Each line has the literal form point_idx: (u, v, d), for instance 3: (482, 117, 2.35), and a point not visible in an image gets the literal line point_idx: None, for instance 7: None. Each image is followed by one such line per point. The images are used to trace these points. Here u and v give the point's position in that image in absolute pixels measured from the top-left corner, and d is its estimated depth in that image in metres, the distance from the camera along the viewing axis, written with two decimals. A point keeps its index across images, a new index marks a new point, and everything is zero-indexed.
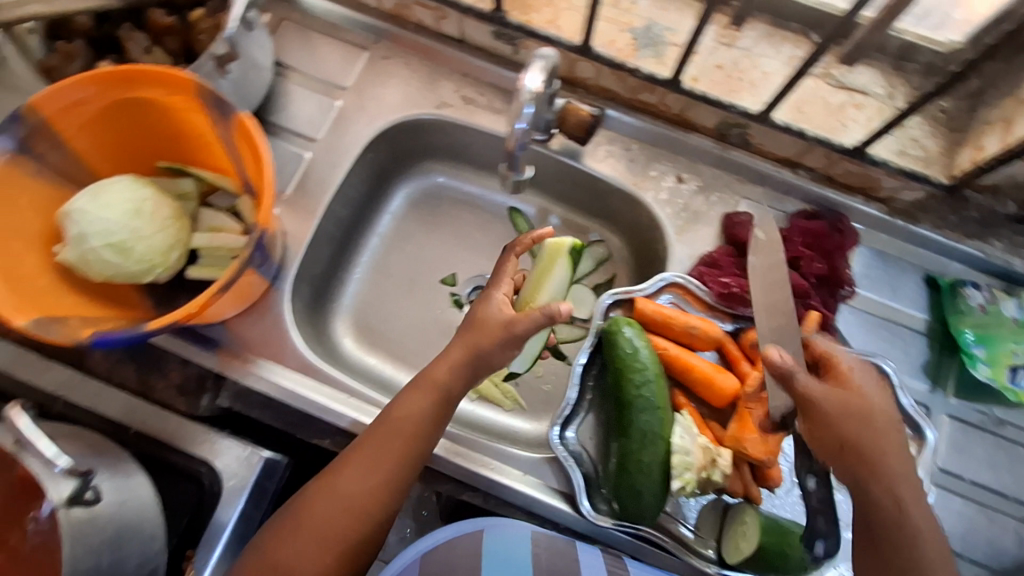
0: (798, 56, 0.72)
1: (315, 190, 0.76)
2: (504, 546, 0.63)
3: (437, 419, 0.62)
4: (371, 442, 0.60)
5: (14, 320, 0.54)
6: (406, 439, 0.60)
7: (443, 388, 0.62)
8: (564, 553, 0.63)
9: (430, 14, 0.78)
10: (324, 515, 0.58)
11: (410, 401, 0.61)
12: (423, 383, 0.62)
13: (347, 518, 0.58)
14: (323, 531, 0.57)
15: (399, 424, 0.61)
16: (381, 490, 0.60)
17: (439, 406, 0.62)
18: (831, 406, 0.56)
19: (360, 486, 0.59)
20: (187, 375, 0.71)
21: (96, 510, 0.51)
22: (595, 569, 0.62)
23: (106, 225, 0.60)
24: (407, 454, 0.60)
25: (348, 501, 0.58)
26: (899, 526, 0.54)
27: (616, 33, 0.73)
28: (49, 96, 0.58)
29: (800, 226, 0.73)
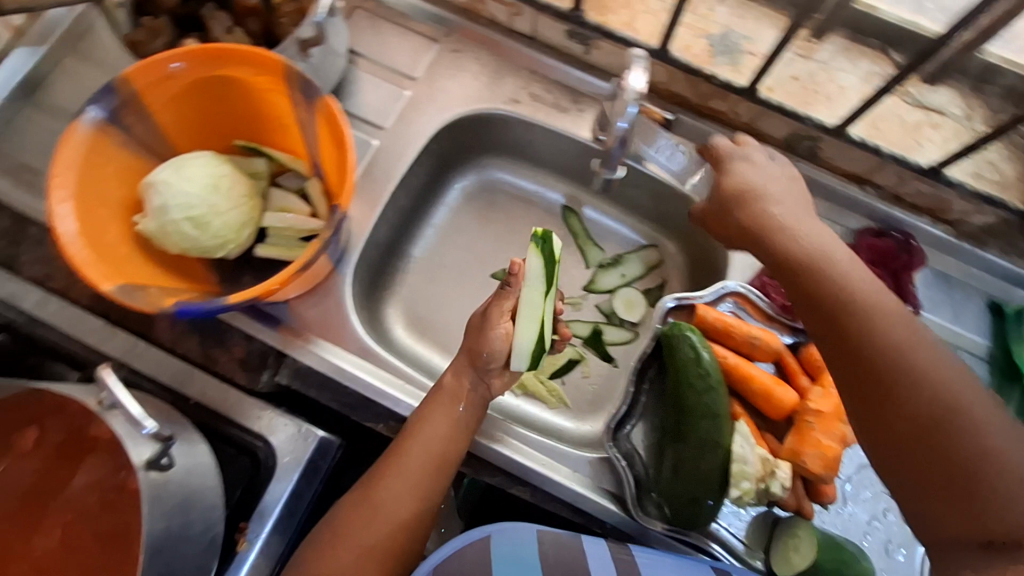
0: (876, 73, 0.71)
1: (380, 177, 0.77)
2: (512, 548, 0.56)
3: (458, 428, 0.65)
4: (398, 455, 0.62)
5: (101, 285, 0.55)
6: (434, 449, 0.63)
7: (450, 392, 0.65)
8: (568, 546, 0.57)
9: (505, 10, 0.79)
10: (364, 527, 0.59)
11: (432, 411, 0.64)
12: (437, 395, 0.66)
13: (386, 528, 0.59)
14: (362, 541, 0.58)
15: (423, 434, 0.63)
16: (415, 498, 0.61)
17: (457, 416, 0.65)
18: (732, 226, 0.61)
19: (395, 495, 0.61)
20: (250, 350, 0.72)
21: (168, 476, 0.53)
22: (603, 563, 0.57)
23: (187, 199, 0.62)
24: (435, 462, 0.62)
25: (386, 515, 0.60)
26: (833, 315, 0.52)
27: (692, 39, 0.73)
28: (143, 69, 0.59)
29: (867, 243, 0.73)
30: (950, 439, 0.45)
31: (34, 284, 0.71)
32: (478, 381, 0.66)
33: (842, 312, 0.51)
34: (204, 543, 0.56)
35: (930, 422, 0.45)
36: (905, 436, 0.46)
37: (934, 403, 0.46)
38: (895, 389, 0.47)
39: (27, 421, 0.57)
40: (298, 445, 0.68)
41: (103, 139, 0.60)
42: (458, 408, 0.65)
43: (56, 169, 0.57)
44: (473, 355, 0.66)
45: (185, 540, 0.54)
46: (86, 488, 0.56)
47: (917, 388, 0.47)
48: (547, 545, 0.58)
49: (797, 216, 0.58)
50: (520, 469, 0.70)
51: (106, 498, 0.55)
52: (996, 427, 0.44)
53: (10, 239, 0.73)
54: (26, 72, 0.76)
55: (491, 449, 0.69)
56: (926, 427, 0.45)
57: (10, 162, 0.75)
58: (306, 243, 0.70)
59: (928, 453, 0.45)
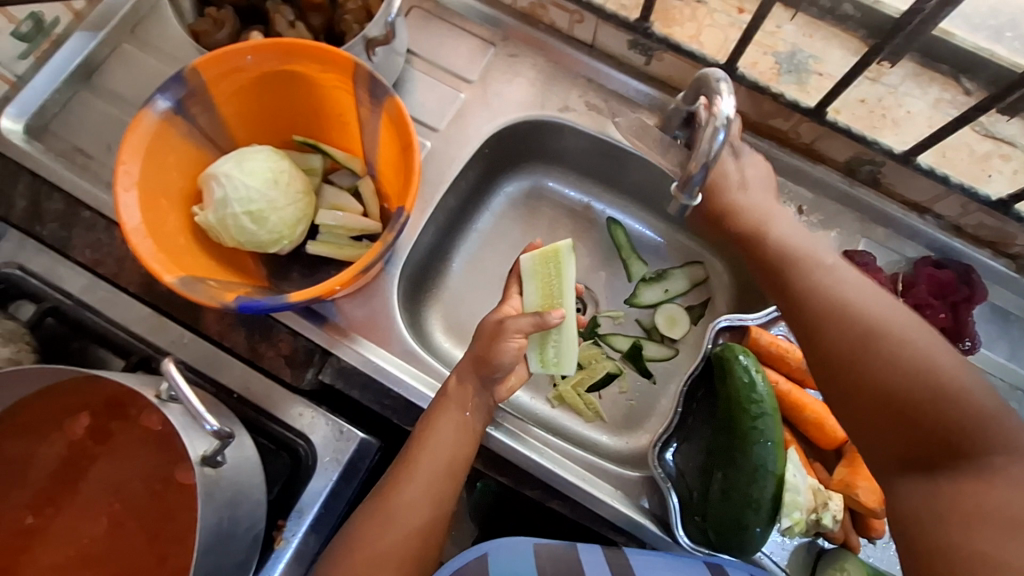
0: (945, 99, 0.68)
1: (432, 180, 0.77)
2: (510, 563, 0.57)
3: (464, 434, 0.63)
4: (407, 462, 0.62)
5: (163, 276, 0.56)
6: (443, 457, 0.61)
7: (456, 400, 0.64)
8: (564, 556, 0.58)
9: (566, 17, 0.78)
10: (382, 534, 0.59)
11: (438, 416, 0.63)
12: (443, 401, 0.64)
13: (403, 536, 0.59)
14: (381, 548, 0.58)
15: (431, 441, 0.62)
16: (427, 507, 0.60)
17: (464, 425, 0.63)
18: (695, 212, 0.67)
19: (408, 503, 0.60)
20: (296, 347, 0.71)
21: (220, 473, 0.51)
22: (598, 567, 0.57)
23: (247, 193, 0.62)
24: (444, 471, 0.61)
25: (398, 523, 0.59)
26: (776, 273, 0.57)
27: (759, 55, 0.72)
28: (212, 60, 0.60)
29: (927, 273, 0.71)
30: (890, 375, 0.47)
31: (83, 269, 0.71)
32: (483, 388, 0.65)
33: (791, 281, 0.55)
34: (247, 541, 0.55)
35: (870, 364, 0.48)
36: (851, 379, 0.49)
37: (873, 344, 0.48)
38: (836, 340, 0.50)
39: (79, 408, 0.56)
40: (339, 446, 0.67)
41: (168, 129, 0.61)
42: (462, 414, 0.63)
43: (123, 156, 0.58)
44: (478, 364, 0.64)
45: (232, 538, 0.53)
46: (138, 479, 0.56)
47: (856, 335, 0.49)
48: (543, 559, 0.58)
49: (760, 202, 0.62)
50: (562, 484, 0.68)
51: (157, 490, 0.55)
52: (919, 344, 0.48)
53: (60, 222, 0.72)
54: (85, 56, 0.76)
55: (533, 460, 0.68)
56: (866, 368, 0.48)
57: (65, 146, 0.75)
58: (356, 242, 0.70)
59: (873, 394, 0.48)
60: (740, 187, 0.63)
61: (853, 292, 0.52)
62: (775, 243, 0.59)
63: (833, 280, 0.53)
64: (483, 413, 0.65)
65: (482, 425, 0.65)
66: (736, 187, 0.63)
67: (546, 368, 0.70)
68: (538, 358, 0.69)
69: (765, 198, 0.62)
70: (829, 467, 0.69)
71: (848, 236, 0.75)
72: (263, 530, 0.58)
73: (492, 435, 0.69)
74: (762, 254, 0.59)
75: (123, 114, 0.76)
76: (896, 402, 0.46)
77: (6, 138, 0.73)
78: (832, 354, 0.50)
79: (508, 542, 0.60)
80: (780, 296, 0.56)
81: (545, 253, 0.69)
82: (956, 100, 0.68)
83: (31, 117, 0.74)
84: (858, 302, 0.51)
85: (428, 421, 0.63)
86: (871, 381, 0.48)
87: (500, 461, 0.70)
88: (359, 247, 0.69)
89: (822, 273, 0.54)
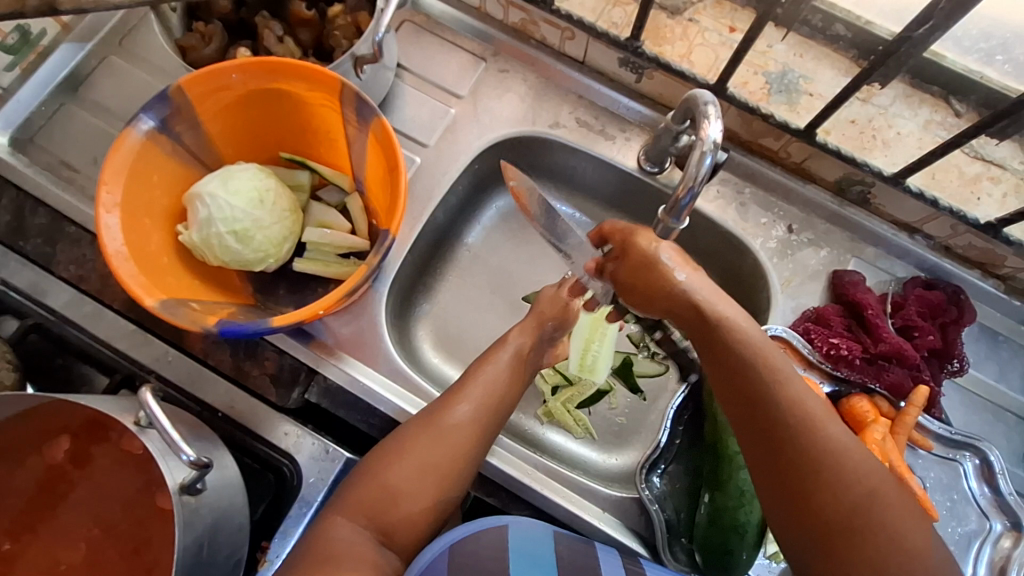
0: (937, 121, 0.69)
1: (421, 196, 0.76)
2: (530, 544, 0.54)
3: (517, 373, 0.63)
4: (459, 388, 0.60)
5: (145, 300, 0.56)
6: (495, 390, 0.60)
7: (514, 347, 0.65)
8: (582, 552, 0.56)
9: (557, 34, 0.77)
10: (430, 448, 0.56)
11: (498, 352, 0.64)
12: (501, 344, 0.65)
13: (449, 453, 0.56)
14: (427, 459, 0.55)
15: (485, 374, 0.61)
16: (478, 430, 0.58)
17: (518, 365, 0.64)
18: (628, 279, 0.58)
19: (460, 423, 0.57)
20: (282, 365, 0.70)
21: (200, 501, 0.51)
22: (615, 568, 0.56)
23: (232, 212, 0.62)
24: (496, 403, 0.60)
25: (453, 438, 0.56)
26: (747, 383, 0.51)
27: (750, 74, 0.73)
28: (198, 79, 0.60)
29: (917, 294, 0.71)
30: (872, 534, 0.45)
31: (67, 284, 0.70)
32: (535, 343, 0.67)
33: (773, 402, 0.49)
34: (227, 567, 0.55)
35: (868, 537, 0.45)
36: (832, 526, 0.46)
37: (874, 511, 0.46)
38: (834, 504, 0.46)
39: (57, 432, 0.56)
40: (323, 466, 0.65)
41: (152, 148, 0.61)
42: (517, 354, 0.64)
43: (105, 177, 0.57)
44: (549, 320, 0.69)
45: (210, 565, 0.52)
46: (117, 503, 0.56)
47: (858, 498, 0.46)
48: (562, 547, 0.56)
49: (710, 294, 0.54)
50: (548, 505, 0.68)
51: (137, 515, 0.55)
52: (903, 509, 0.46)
53: (45, 237, 0.71)
54: (71, 68, 0.75)
55: (520, 482, 0.67)
56: (864, 538, 0.45)
57: (51, 159, 0.74)
58: (344, 259, 0.69)
59: (857, 551, 0.45)
60: (691, 278, 0.54)
61: (843, 439, 0.48)
62: (745, 347, 0.51)
63: (818, 424, 0.48)
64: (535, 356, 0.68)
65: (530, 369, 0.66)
66: (686, 282, 0.54)
67: (581, 372, 0.77)
68: (577, 362, 0.76)
69: (709, 285, 0.55)
70: None
71: (838, 255, 0.75)
72: (245, 553, 0.57)
73: None
74: (734, 368, 0.51)
75: (110, 127, 0.75)
76: (876, 551, 0.45)
77: None
78: (829, 517, 0.46)
79: (525, 520, 0.57)
80: (756, 419, 0.50)
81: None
82: (946, 121, 0.68)
83: (15, 129, 0.73)
84: (853, 460, 0.47)
85: (485, 358, 0.63)
86: (868, 557, 0.45)
87: (487, 481, 0.70)
88: (347, 264, 0.68)
89: (812, 411, 0.49)
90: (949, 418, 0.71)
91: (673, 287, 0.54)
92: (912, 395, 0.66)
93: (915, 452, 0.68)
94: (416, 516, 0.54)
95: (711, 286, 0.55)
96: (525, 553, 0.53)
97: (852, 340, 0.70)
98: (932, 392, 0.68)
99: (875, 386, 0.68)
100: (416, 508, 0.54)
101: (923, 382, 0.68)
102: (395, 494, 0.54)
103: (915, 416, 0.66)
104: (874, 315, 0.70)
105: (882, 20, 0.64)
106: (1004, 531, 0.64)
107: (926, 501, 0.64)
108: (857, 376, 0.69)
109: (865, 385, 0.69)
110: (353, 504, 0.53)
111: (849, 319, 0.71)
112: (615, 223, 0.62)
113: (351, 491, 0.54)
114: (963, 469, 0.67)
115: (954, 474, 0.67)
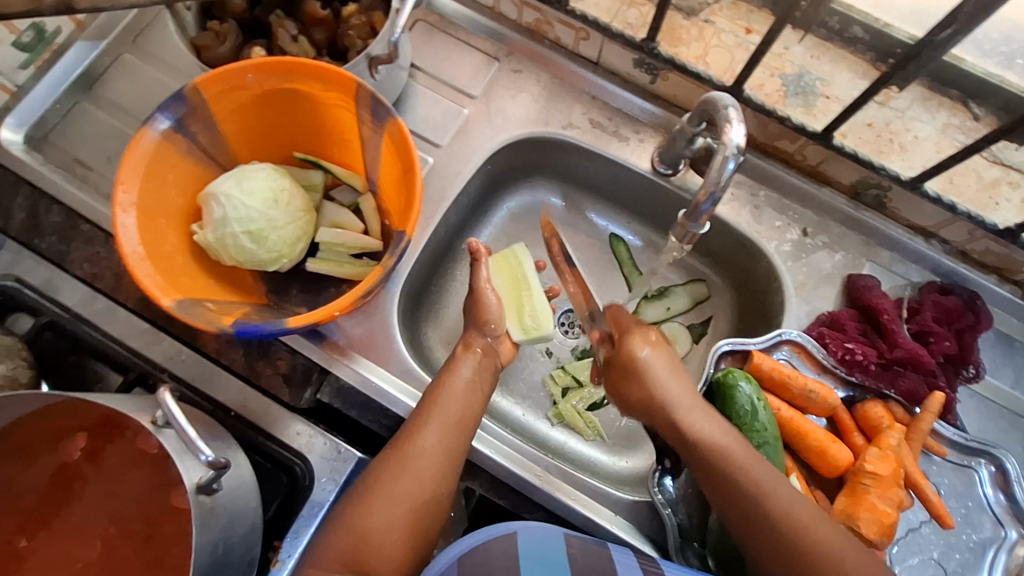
0: (954, 125, 0.68)
1: (433, 197, 0.75)
2: (543, 549, 0.54)
3: (476, 388, 0.63)
4: (422, 414, 0.60)
5: (161, 299, 0.56)
6: (455, 410, 0.61)
7: (467, 363, 0.65)
8: (597, 554, 0.56)
9: (571, 34, 0.77)
10: (397, 481, 0.56)
11: (453, 370, 0.64)
12: (454, 363, 0.65)
13: (417, 483, 0.56)
14: (395, 493, 0.56)
15: (443, 395, 0.61)
16: (446, 453, 0.58)
17: (477, 383, 0.64)
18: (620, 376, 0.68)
19: (425, 450, 0.58)
20: (295, 365, 0.70)
21: (216, 500, 0.51)
22: (630, 569, 0.55)
23: (248, 212, 0.62)
24: (460, 425, 0.60)
25: (421, 467, 0.57)
26: (728, 480, 0.57)
27: (766, 76, 0.72)
28: (214, 79, 0.60)
29: (932, 299, 0.70)
30: None
31: (81, 282, 0.70)
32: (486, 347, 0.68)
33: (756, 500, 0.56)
34: (242, 566, 0.55)
35: None
36: None
37: None
38: None
39: (75, 429, 0.57)
40: (335, 466, 0.65)
41: (168, 147, 0.61)
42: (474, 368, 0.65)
43: (122, 177, 0.58)
44: (472, 326, 0.70)
45: (226, 565, 0.52)
46: (132, 503, 0.56)
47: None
48: (574, 549, 0.56)
49: (687, 404, 0.62)
50: (559, 507, 0.68)
51: (151, 515, 0.56)
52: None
53: (58, 235, 0.71)
54: (86, 66, 0.75)
55: (532, 484, 0.68)
56: None
57: (65, 157, 0.74)
58: (357, 259, 0.69)
59: None
60: (667, 388, 0.63)
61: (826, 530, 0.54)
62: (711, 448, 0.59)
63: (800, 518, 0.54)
64: (491, 373, 0.67)
65: (490, 386, 0.66)
66: (660, 391, 0.63)
67: (528, 334, 0.72)
68: (518, 327, 0.72)
69: (687, 395, 0.63)
70: (830, 495, 0.69)
71: (852, 258, 0.74)
72: (258, 552, 0.58)
73: (481, 452, 0.68)
74: (716, 473, 0.58)
75: (123, 125, 0.75)
76: None
77: (6, 149, 0.72)
78: None
79: (536, 522, 0.57)
80: (747, 511, 0.56)
81: (504, 257, 0.75)
82: (965, 126, 0.67)
83: (30, 127, 0.73)
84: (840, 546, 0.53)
85: (443, 379, 0.63)
86: None
87: (498, 483, 0.70)
88: (359, 264, 0.68)
89: (794, 514, 0.55)
90: (965, 425, 0.71)
91: (652, 396, 0.64)
92: (927, 401, 0.66)
93: (929, 459, 0.67)
94: (393, 550, 0.54)
95: (686, 391, 0.63)
96: (534, 557, 0.53)
97: (867, 346, 0.69)
98: (947, 399, 0.68)
99: (890, 392, 0.68)
100: (391, 543, 0.54)
101: (939, 389, 0.68)
102: (370, 534, 0.54)
103: (930, 422, 0.65)
104: (889, 320, 0.69)
105: (900, 22, 0.62)
106: (1019, 540, 0.64)
107: (942, 507, 0.63)
108: (872, 381, 0.69)
109: (880, 391, 0.69)
110: (329, 551, 0.53)
111: (863, 323, 0.71)
112: (620, 316, 0.72)
113: (327, 537, 0.54)
114: (978, 476, 0.66)
115: (968, 480, 0.66)
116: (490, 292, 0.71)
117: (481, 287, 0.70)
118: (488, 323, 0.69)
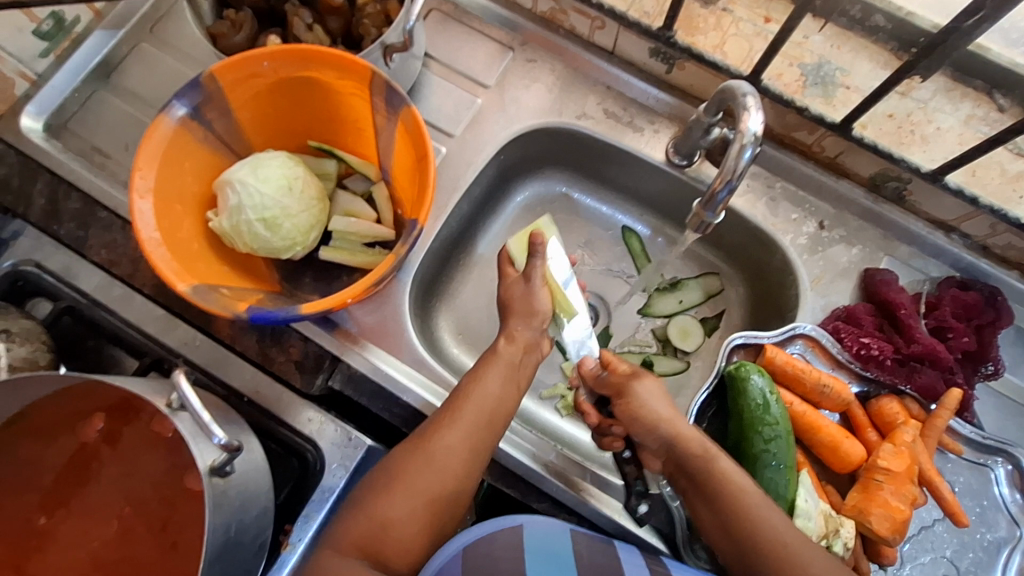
0: (977, 116, 0.67)
1: (446, 186, 0.75)
2: (547, 543, 0.54)
3: (512, 384, 0.62)
4: (450, 409, 0.59)
5: (177, 284, 0.57)
6: (487, 406, 0.59)
7: (507, 359, 0.63)
8: (604, 552, 0.56)
9: (587, 23, 0.76)
10: (419, 475, 0.56)
11: (489, 366, 0.62)
12: (491, 357, 0.63)
13: (439, 478, 0.56)
14: (413, 486, 0.55)
15: (477, 390, 0.60)
16: (471, 450, 0.58)
17: (512, 377, 0.62)
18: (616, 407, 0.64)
19: (448, 446, 0.57)
20: (306, 352, 0.70)
21: (229, 483, 0.52)
22: (637, 568, 0.56)
23: (262, 200, 0.62)
24: (488, 421, 0.59)
25: (442, 463, 0.56)
26: (728, 501, 0.56)
27: (785, 66, 0.71)
28: (230, 67, 0.60)
29: (952, 295, 0.69)
30: None
31: (99, 268, 0.71)
32: (528, 346, 0.65)
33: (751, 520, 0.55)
34: (253, 549, 0.56)
35: None
36: None
37: None
38: None
39: (92, 411, 0.58)
40: (346, 453, 0.66)
41: (184, 135, 0.61)
42: (511, 363, 0.62)
43: (140, 163, 0.58)
44: (515, 317, 0.65)
45: (238, 547, 0.53)
46: (147, 484, 0.58)
47: None
48: (581, 545, 0.56)
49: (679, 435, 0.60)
50: (569, 499, 0.68)
51: (166, 496, 0.57)
52: None
53: (77, 221, 0.72)
54: (104, 55, 0.76)
55: (541, 474, 0.68)
56: None
57: (83, 145, 0.75)
58: (369, 248, 0.70)
59: None
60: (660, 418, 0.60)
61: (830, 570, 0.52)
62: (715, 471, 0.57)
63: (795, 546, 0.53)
64: (531, 369, 0.65)
65: (526, 380, 0.64)
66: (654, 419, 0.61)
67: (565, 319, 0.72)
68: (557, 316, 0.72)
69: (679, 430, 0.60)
70: (842, 490, 0.69)
71: (870, 253, 0.73)
72: (268, 537, 0.58)
73: None
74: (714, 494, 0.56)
75: (141, 114, 0.76)
76: None
77: (26, 136, 0.73)
78: None
79: (542, 518, 0.57)
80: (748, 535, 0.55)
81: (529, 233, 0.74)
82: (989, 117, 0.67)
83: (50, 115, 0.74)
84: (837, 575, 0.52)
85: (477, 374, 0.61)
86: None
87: (507, 472, 0.69)
88: (371, 253, 0.69)
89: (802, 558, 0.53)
90: (981, 423, 0.70)
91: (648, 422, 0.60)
92: (944, 397, 0.65)
93: (944, 456, 0.67)
94: (408, 542, 0.54)
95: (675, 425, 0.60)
96: (543, 553, 0.53)
97: (884, 340, 0.68)
98: (965, 395, 0.67)
99: (906, 388, 0.67)
100: (406, 536, 0.54)
101: (957, 385, 0.67)
102: (384, 524, 0.54)
103: (947, 419, 0.65)
104: (907, 315, 0.68)
105: (925, 11, 0.63)
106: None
107: (956, 506, 0.62)
108: (887, 377, 0.68)
109: (895, 386, 0.67)
110: (345, 537, 0.54)
111: (879, 318, 0.70)
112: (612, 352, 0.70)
113: (345, 522, 0.55)
114: (994, 475, 0.65)
115: (984, 479, 0.65)
116: (543, 287, 0.66)
117: (533, 281, 0.66)
118: (535, 316, 0.65)
